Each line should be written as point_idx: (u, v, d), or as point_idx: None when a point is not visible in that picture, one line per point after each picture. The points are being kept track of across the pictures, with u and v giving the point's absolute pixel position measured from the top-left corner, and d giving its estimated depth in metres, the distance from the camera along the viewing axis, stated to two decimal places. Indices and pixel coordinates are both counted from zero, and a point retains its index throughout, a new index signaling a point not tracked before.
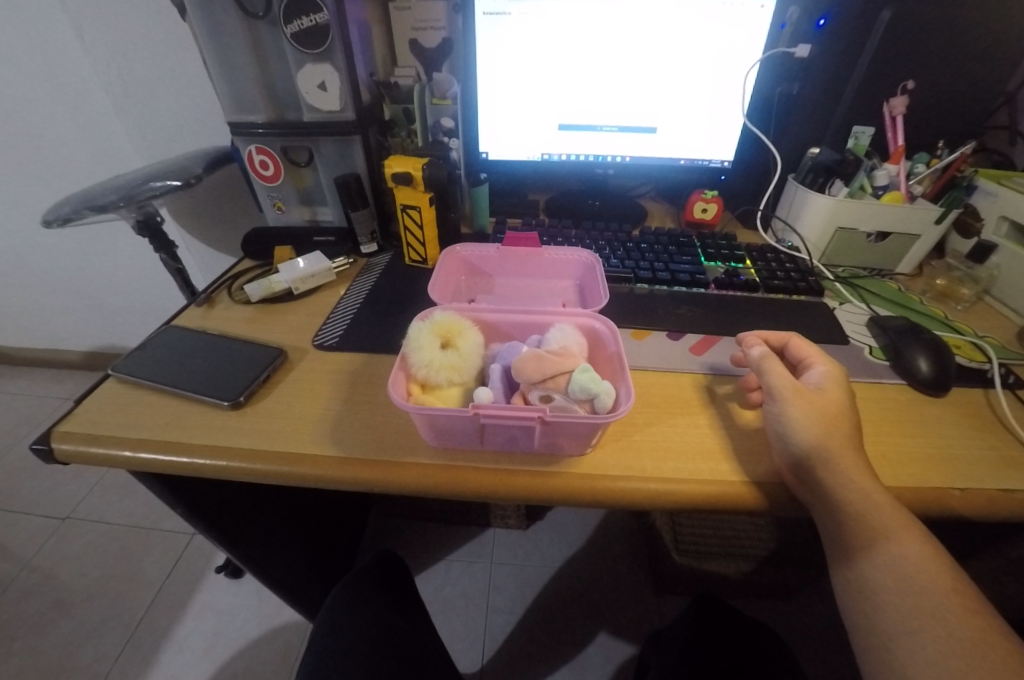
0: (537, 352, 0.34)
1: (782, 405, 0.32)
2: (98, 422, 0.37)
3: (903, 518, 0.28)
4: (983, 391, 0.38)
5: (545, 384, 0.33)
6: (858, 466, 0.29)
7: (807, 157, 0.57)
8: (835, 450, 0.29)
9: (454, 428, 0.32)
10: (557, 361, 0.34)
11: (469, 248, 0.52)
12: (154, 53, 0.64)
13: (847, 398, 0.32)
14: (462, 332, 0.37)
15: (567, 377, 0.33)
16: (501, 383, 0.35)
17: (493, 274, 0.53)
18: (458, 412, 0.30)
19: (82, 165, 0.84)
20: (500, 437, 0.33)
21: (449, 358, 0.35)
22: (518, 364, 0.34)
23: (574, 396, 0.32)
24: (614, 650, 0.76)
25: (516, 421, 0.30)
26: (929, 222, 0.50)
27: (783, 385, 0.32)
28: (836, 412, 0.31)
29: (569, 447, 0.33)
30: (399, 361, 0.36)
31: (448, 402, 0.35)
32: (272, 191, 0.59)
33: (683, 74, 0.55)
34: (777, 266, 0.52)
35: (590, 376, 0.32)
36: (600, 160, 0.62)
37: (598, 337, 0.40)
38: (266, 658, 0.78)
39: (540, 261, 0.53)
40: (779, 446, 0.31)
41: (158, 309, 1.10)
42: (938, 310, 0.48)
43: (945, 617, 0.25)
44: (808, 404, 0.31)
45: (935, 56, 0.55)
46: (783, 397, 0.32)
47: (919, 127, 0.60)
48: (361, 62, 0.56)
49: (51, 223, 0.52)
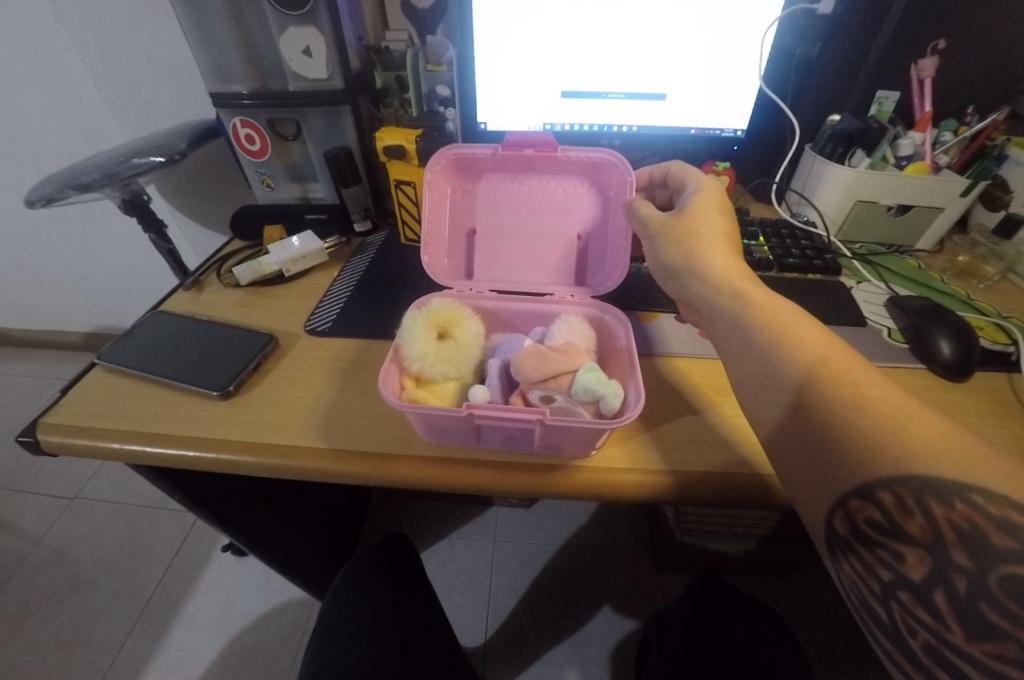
0: (540, 348, 0.33)
1: (651, 243, 0.36)
2: (84, 413, 0.36)
3: (808, 327, 0.27)
4: (1008, 374, 0.37)
5: (547, 384, 0.32)
6: (735, 284, 0.31)
7: (827, 125, 0.53)
8: (704, 284, 0.32)
9: (448, 427, 0.31)
10: (560, 359, 0.32)
11: (465, 147, 0.40)
12: (130, 16, 0.60)
13: (719, 212, 0.36)
14: (461, 322, 0.36)
15: (571, 376, 0.32)
16: (500, 382, 0.34)
17: (499, 178, 0.42)
18: (452, 412, 0.28)
19: (66, 140, 0.80)
20: (498, 436, 0.31)
21: (445, 350, 0.34)
22: (519, 362, 0.33)
23: (578, 397, 0.31)
24: (617, 624, 0.78)
25: (515, 423, 0.28)
26: (955, 195, 0.47)
27: (651, 218, 0.36)
28: (702, 232, 0.34)
29: (571, 449, 0.31)
30: (393, 353, 0.34)
31: (444, 398, 0.34)
32: (260, 168, 0.56)
33: (697, 37, 0.51)
34: (793, 244, 0.49)
35: (594, 376, 0.31)
36: (606, 129, 0.59)
37: (606, 327, 0.40)
38: (276, 633, 0.80)
39: (557, 165, 0.41)
40: (665, 280, 0.36)
41: (153, 290, 1.08)
42: (961, 289, 0.46)
43: (905, 446, 0.21)
44: (670, 225, 0.35)
45: (971, 11, 0.50)
46: (651, 234, 0.36)
47: (946, 93, 0.56)
48: (348, 26, 0.52)
49: (33, 203, 0.49)
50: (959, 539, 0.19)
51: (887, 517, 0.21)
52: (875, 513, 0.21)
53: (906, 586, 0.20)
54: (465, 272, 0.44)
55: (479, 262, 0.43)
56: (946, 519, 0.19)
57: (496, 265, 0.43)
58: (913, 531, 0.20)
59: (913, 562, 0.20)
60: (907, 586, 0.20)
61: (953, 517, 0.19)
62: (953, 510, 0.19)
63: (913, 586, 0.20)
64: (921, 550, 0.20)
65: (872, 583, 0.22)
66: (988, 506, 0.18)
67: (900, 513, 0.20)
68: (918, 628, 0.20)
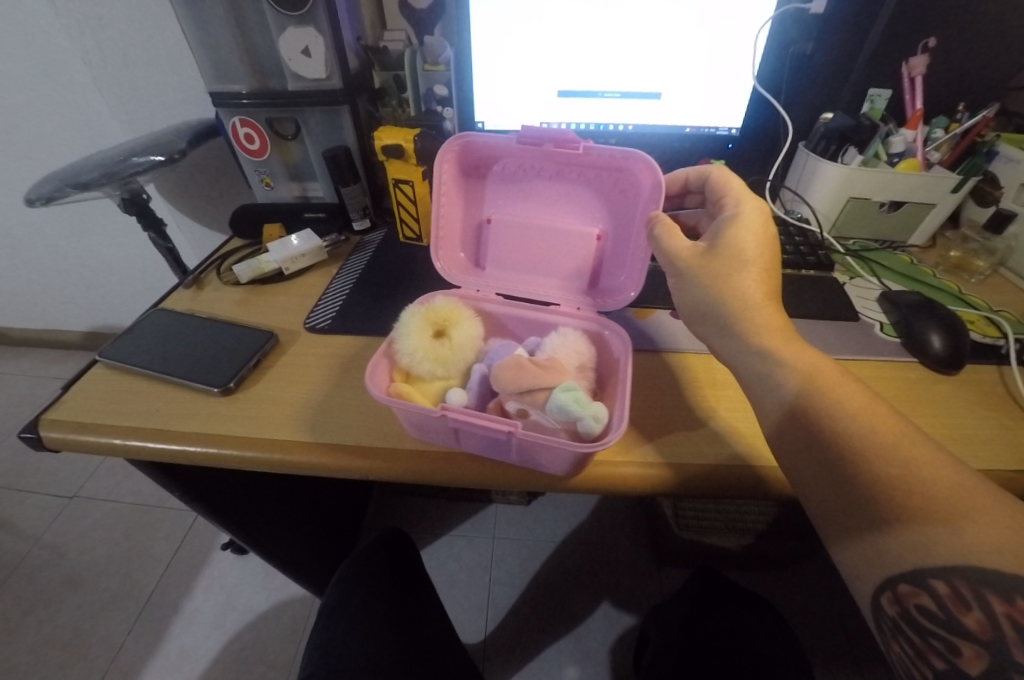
0: (524, 361, 0.33)
1: (678, 280, 0.33)
2: (86, 409, 0.36)
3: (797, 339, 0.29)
4: (997, 366, 0.38)
5: (522, 397, 0.32)
6: (766, 323, 0.29)
7: (821, 122, 0.54)
8: (739, 330, 0.30)
9: (426, 426, 0.31)
10: (538, 375, 0.32)
11: (479, 135, 0.37)
12: (129, 15, 0.60)
13: (763, 242, 0.32)
14: (459, 323, 0.37)
15: (548, 393, 0.31)
16: (482, 386, 0.35)
17: (515, 168, 0.40)
18: (426, 411, 0.28)
19: (64, 138, 0.80)
20: (473, 441, 0.31)
21: (437, 348, 0.35)
22: (500, 371, 0.33)
23: (552, 415, 0.30)
24: (615, 619, 0.78)
25: (485, 429, 0.28)
26: (947, 191, 0.48)
27: (679, 253, 0.32)
28: (740, 270, 0.30)
29: (545, 464, 0.30)
30: (386, 347, 0.35)
31: (426, 397, 0.35)
32: (259, 167, 0.57)
33: (691, 36, 0.51)
34: (787, 240, 0.50)
35: (569, 397, 0.29)
36: (602, 128, 0.59)
37: (603, 340, 0.40)
38: (277, 630, 0.80)
39: (579, 164, 0.38)
40: (691, 317, 0.33)
41: (152, 289, 1.08)
42: (953, 284, 0.47)
43: (955, 527, 0.20)
44: (702, 259, 0.32)
45: (961, 11, 0.51)
46: (677, 272, 0.33)
47: (937, 91, 0.57)
48: (347, 27, 0.53)
49: (33, 202, 0.49)
50: (1019, 637, 0.18)
51: (941, 607, 0.20)
52: (927, 601, 0.21)
53: (963, 678, 0.20)
54: (475, 262, 0.45)
55: (491, 257, 0.44)
56: (1005, 614, 0.18)
57: (503, 259, 0.43)
58: (969, 624, 0.20)
59: (968, 655, 0.19)
60: (962, 677, 0.20)
61: (1013, 613, 0.18)
62: (1015, 606, 0.18)
63: (969, 678, 0.19)
64: (977, 643, 0.19)
65: (926, 669, 0.21)
66: None
67: (957, 605, 0.20)
68: None
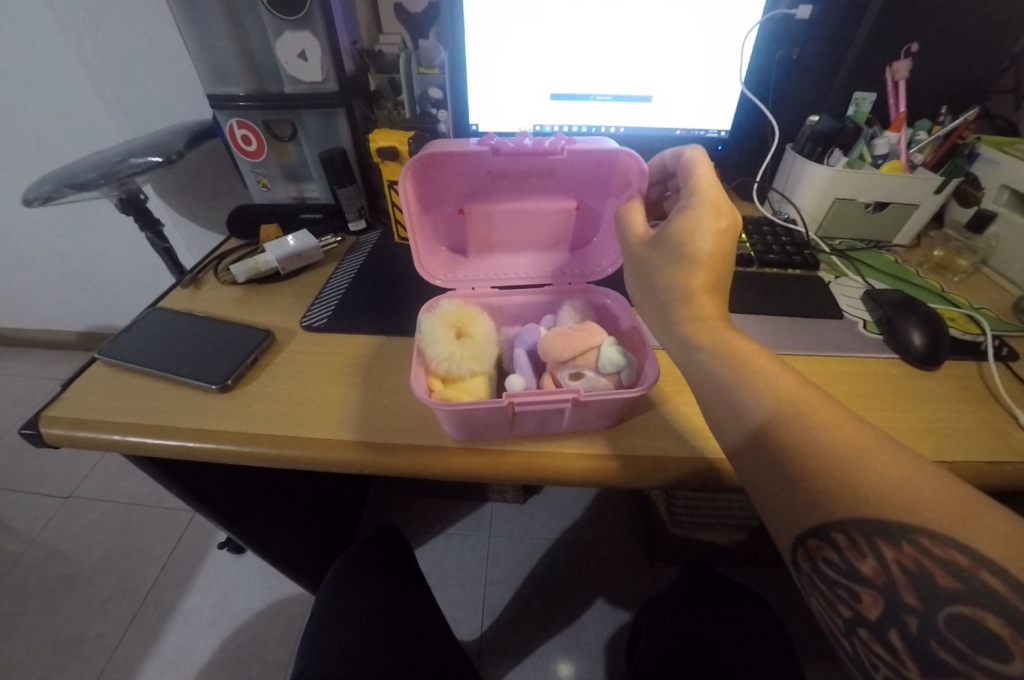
0: (561, 331, 0.36)
1: (629, 264, 0.34)
2: (86, 406, 0.37)
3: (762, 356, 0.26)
4: (976, 364, 0.38)
5: (575, 362, 0.34)
6: (702, 312, 0.29)
7: (807, 125, 0.55)
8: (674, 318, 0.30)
9: (484, 421, 0.31)
10: (584, 338, 0.35)
11: (445, 146, 0.35)
12: (129, 19, 0.61)
13: (719, 233, 0.29)
14: (473, 321, 0.38)
15: (596, 352, 0.35)
16: (528, 367, 0.37)
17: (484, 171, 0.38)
18: (492, 404, 0.28)
19: (63, 140, 0.81)
20: (531, 421, 0.32)
21: (468, 347, 0.36)
22: (546, 347, 0.35)
23: (604, 370, 0.34)
24: (610, 615, 0.79)
25: (551, 405, 0.30)
26: (929, 192, 0.49)
27: (629, 239, 0.34)
28: (682, 261, 0.29)
29: (597, 422, 0.33)
30: (416, 356, 0.35)
31: (475, 392, 0.35)
32: (256, 168, 0.58)
33: (681, 41, 0.52)
34: (773, 240, 0.51)
35: (617, 349, 0.34)
36: (595, 131, 0.60)
37: (606, 310, 0.43)
38: (274, 629, 0.80)
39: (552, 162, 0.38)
40: (638, 299, 0.33)
41: (150, 289, 1.09)
42: (936, 283, 0.48)
43: (855, 477, 0.20)
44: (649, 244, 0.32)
45: (941, 15, 0.53)
46: (627, 255, 0.34)
47: (921, 95, 0.58)
48: (343, 31, 0.54)
49: (31, 202, 0.50)
50: (908, 580, 0.19)
51: (843, 557, 0.21)
52: (831, 553, 0.21)
53: (866, 623, 0.21)
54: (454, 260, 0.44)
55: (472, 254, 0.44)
56: (896, 560, 0.19)
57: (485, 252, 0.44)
58: (867, 572, 0.20)
59: (868, 601, 0.21)
60: (865, 623, 0.21)
61: (903, 558, 0.19)
62: (903, 551, 0.19)
63: (870, 623, 0.21)
64: (876, 589, 0.20)
65: (835, 618, 0.22)
66: (932, 545, 0.18)
67: (855, 555, 0.20)
68: (880, 665, 0.21)
